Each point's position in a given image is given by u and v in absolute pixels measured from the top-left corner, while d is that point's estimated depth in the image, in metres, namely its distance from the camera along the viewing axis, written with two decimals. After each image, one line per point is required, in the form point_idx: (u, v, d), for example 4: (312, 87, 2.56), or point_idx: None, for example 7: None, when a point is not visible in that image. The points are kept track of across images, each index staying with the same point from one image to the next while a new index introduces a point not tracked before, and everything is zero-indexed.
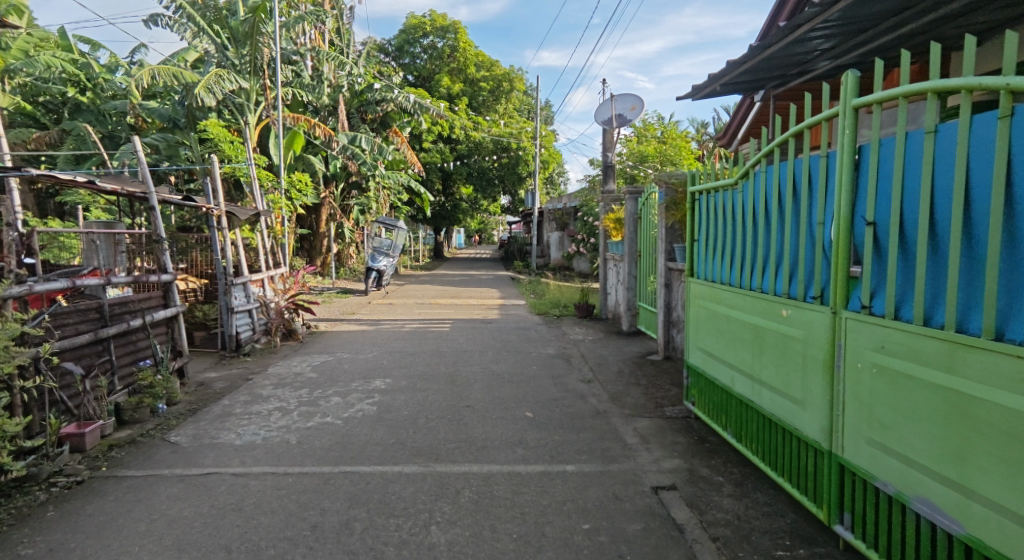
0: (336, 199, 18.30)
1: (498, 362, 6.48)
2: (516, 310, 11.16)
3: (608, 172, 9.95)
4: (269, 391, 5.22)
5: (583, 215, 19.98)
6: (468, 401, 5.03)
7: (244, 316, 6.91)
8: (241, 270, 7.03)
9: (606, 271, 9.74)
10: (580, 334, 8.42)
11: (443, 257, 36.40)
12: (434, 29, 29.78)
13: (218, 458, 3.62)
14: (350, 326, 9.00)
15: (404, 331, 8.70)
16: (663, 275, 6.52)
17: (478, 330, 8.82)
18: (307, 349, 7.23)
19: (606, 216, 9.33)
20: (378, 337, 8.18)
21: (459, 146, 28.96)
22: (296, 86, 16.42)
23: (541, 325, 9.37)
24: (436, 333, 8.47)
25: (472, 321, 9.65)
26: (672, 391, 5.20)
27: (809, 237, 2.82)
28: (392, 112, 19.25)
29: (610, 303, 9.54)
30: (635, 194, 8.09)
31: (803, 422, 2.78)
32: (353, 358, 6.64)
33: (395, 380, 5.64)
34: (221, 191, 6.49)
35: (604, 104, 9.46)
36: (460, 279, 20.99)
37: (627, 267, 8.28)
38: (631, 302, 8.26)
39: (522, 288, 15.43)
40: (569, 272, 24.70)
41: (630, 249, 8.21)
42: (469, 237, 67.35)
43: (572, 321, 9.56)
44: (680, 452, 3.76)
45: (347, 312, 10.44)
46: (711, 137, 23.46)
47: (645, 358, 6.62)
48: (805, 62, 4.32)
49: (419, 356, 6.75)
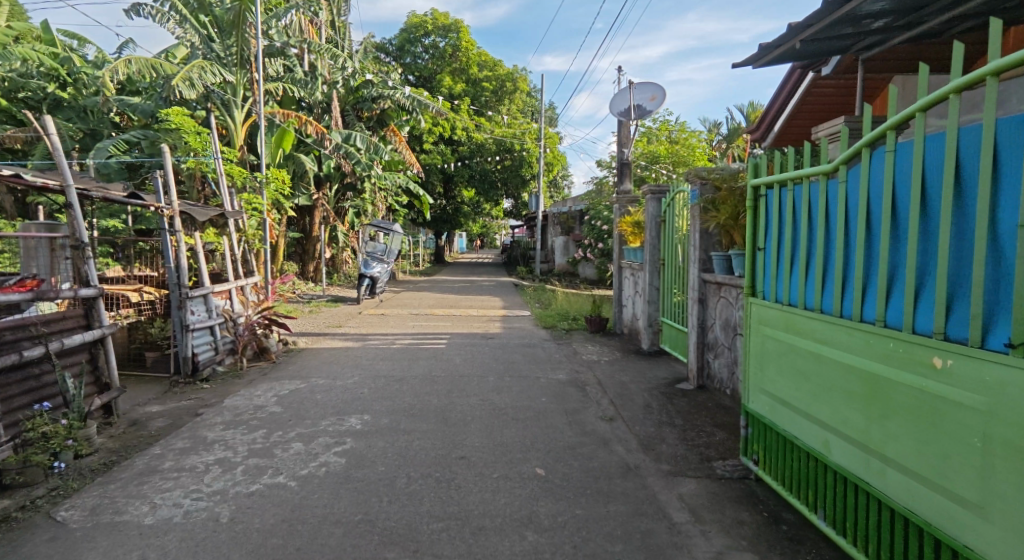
0: (330, 201, 17.34)
1: (500, 391, 5.47)
2: (520, 323, 10.16)
3: (624, 170, 8.95)
4: (216, 433, 4.20)
5: (590, 219, 19.04)
6: (463, 449, 4.01)
7: (204, 334, 5.92)
8: (202, 280, 6.03)
9: (621, 281, 8.74)
10: (593, 354, 7.40)
11: (443, 263, 35.43)
12: (436, 28, 29.00)
13: (109, 551, 2.59)
14: (334, 342, 8.00)
15: (394, 348, 7.70)
16: (696, 287, 5.50)
17: (478, 348, 7.81)
18: (279, 371, 6.23)
19: (621, 219, 8.33)
20: (364, 356, 7.19)
21: (461, 148, 28.03)
22: (287, 81, 15.57)
23: (549, 341, 8.36)
24: (431, 352, 7.47)
25: (471, 336, 8.64)
26: (718, 436, 4.17)
27: (996, 248, 1.80)
28: (390, 110, 18.31)
29: (625, 318, 8.53)
30: (658, 195, 7.10)
31: (982, 536, 1.79)
32: (330, 385, 5.64)
33: (375, 417, 4.63)
34: (174, 187, 5.48)
35: (620, 94, 8.46)
36: (460, 285, 20.00)
37: (648, 278, 7.27)
38: (651, 317, 7.26)
39: (526, 296, 14.44)
40: (575, 278, 23.71)
41: (651, 256, 7.19)
42: (470, 241, 66.49)
43: (583, 337, 8.55)
44: (750, 541, 2.73)
45: (334, 325, 9.46)
46: (723, 138, 22.45)
47: (674, 388, 5.60)
48: (908, 13, 3.28)
49: (407, 383, 5.74)
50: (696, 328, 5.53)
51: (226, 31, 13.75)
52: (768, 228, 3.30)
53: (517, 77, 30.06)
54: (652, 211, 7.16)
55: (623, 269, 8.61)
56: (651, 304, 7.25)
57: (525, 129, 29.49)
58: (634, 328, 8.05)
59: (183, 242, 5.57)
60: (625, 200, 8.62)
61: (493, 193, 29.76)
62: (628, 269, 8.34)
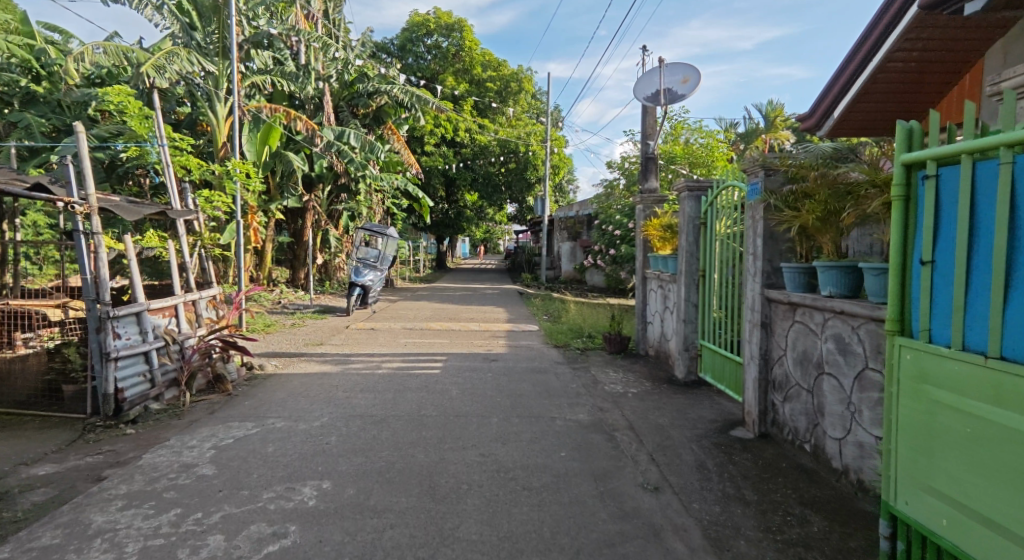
0: (322, 203, 16.23)
1: (507, 442, 4.25)
2: (528, 341, 8.94)
3: (648, 166, 7.78)
4: (108, 516, 2.99)
5: (599, 223, 17.87)
6: (454, 546, 2.79)
7: (135, 363, 4.73)
8: (135, 294, 4.85)
9: (646, 294, 7.57)
10: (617, 384, 6.17)
11: (445, 269, 34.26)
12: (438, 27, 28.00)
13: None
14: (311, 365, 6.83)
15: (380, 374, 6.49)
16: (758, 308, 4.29)
17: (480, 375, 6.58)
18: (233, 406, 5.02)
19: (647, 224, 7.11)
20: (341, 383, 5.98)
21: (464, 150, 26.89)
22: (276, 73, 14.48)
23: (563, 365, 7.13)
24: (424, 379, 6.28)
25: (472, 359, 7.42)
26: (816, 525, 2.95)
27: None
28: (387, 106, 17.18)
29: (652, 339, 7.30)
30: (696, 192, 5.94)
31: None
32: (290, 430, 4.43)
33: (338, 485, 3.43)
34: (91, 176, 4.31)
35: (648, 76, 7.28)
36: (461, 293, 18.83)
37: (683, 292, 6.07)
38: (687, 339, 6.05)
39: (532, 307, 13.25)
40: (582, 286, 22.53)
41: (687, 265, 6.00)
42: (474, 247, 65.48)
43: (602, 360, 7.34)
44: None
45: (314, 342, 8.25)
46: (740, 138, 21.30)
47: (729, 436, 4.38)
48: None
49: (388, 427, 4.53)
50: (758, 361, 4.31)
51: (207, 17, 12.69)
52: (939, 234, 2.06)
53: (522, 78, 29.00)
54: (689, 211, 5.97)
55: (650, 281, 7.41)
56: (687, 323, 6.03)
57: (530, 131, 28.38)
58: (665, 351, 6.83)
59: (103, 247, 4.38)
60: (651, 200, 7.46)
61: (496, 198, 28.60)
62: (656, 282, 7.14)
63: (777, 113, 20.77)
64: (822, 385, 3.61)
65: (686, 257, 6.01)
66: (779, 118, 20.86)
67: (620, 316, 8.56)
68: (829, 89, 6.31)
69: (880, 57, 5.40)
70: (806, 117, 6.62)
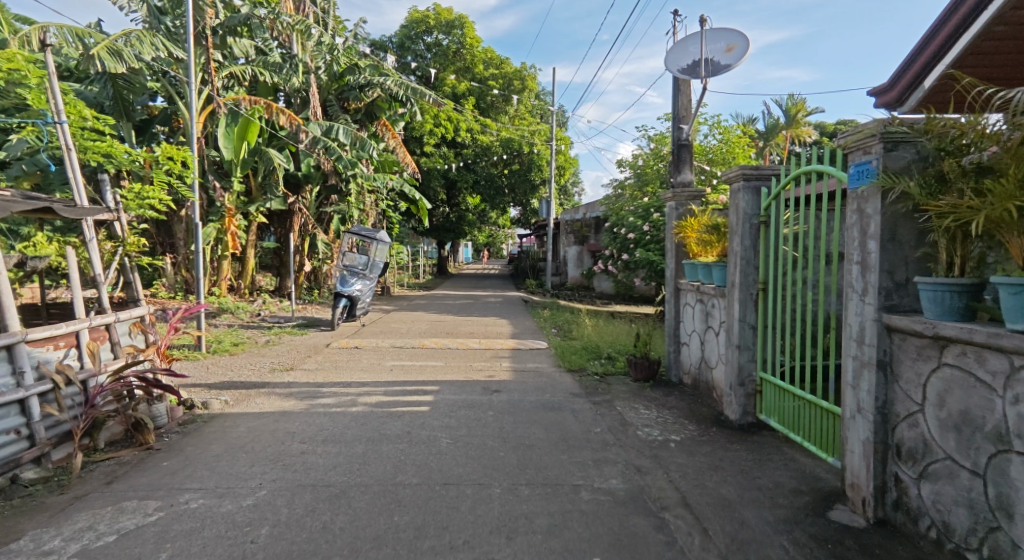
0: (309, 205, 14.99)
1: (514, 537, 2.95)
2: (536, 363, 7.61)
3: (680, 155, 6.51)
4: None
5: (610, 224, 16.59)
6: None
7: (3, 415, 3.43)
8: (4, 321, 3.56)
9: (681, 309, 6.33)
10: (653, 427, 4.85)
11: (447, 274, 33.05)
12: (438, 24, 26.87)
13: None
14: (272, 399, 5.55)
15: (353, 413, 5.18)
16: (872, 341, 2.98)
17: (478, 413, 5.28)
18: (145, 470, 3.74)
19: (682, 226, 5.86)
20: (299, 428, 4.68)
21: (465, 150, 25.69)
22: (258, 64, 13.32)
23: (581, 398, 5.81)
24: (406, 421, 4.98)
25: (469, 390, 6.12)
26: None
27: None
28: (381, 100, 15.90)
29: (693, 365, 6.02)
30: (751, 182, 4.67)
31: None
32: (205, 513, 3.13)
33: None
34: None
35: (682, 45, 6.05)
36: (462, 302, 17.54)
37: (736, 310, 4.77)
38: (743, 372, 4.73)
39: (540, 319, 11.94)
40: (590, 293, 21.25)
41: (742, 277, 4.71)
42: (477, 251, 64.38)
43: (628, 391, 6.03)
44: None
45: (282, 366, 6.95)
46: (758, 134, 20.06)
47: (833, 524, 3.05)
48: None
49: (347, 509, 3.23)
50: (873, 416, 2.99)
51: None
52: None
53: (525, 76, 27.80)
54: (743, 206, 4.70)
55: (688, 294, 6.14)
56: (742, 350, 4.73)
57: (534, 130, 27.18)
58: (710, 382, 5.53)
59: None
60: (686, 196, 6.27)
61: (499, 201, 27.32)
62: (696, 295, 5.88)
63: (797, 107, 19.35)
64: (1008, 469, 2.30)
65: (740, 264, 4.73)
66: (800, 112, 19.47)
67: (647, 334, 7.23)
68: (915, 55, 5.28)
69: (993, 15, 4.38)
70: (883, 91, 5.55)
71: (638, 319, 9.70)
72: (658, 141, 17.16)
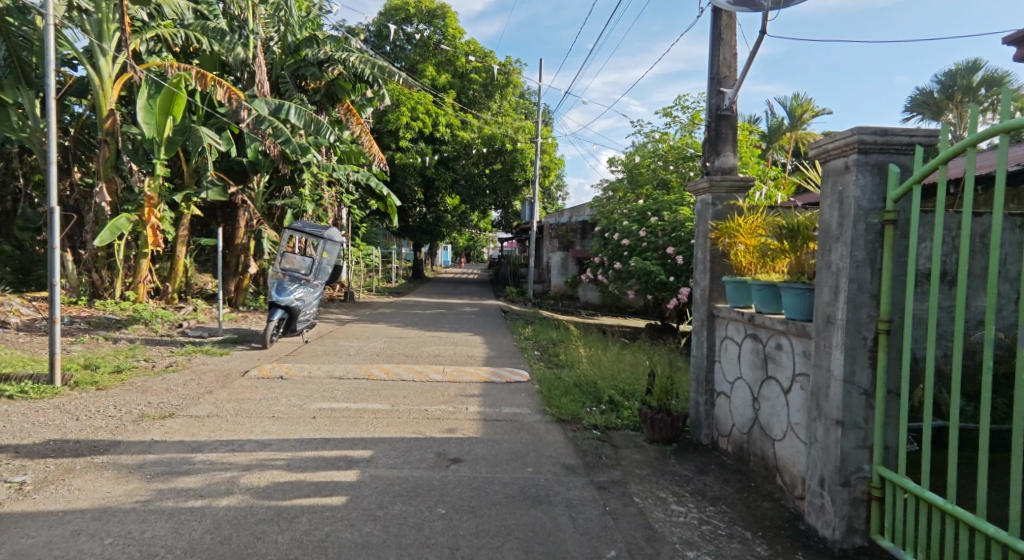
0: (257, 197, 12.98)
1: None
2: (514, 408, 5.73)
3: (719, 131, 4.66)
4: None
5: (599, 228, 14.87)
6: None
7: None
8: None
9: (720, 343, 4.53)
10: (701, 551, 3.00)
11: (422, 279, 31.06)
12: (419, 13, 25.05)
13: None
14: (104, 479, 3.58)
15: (218, 511, 3.23)
16: None
17: (422, 510, 3.39)
18: None
19: (724, 228, 4.25)
20: (105, 555, 2.72)
21: (444, 147, 23.84)
22: (195, 28, 11.27)
23: (579, 478, 3.93)
24: (300, 533, 3.04)
25: (417, 459, 4.20)
26: None
27: None
28: (343, 80, 13.82)
29: (736, 426, 4.22)
30: (869, 155, 2.82)
31: None
32: None
33: None
34: None
35: None
36: (433, 311, 15.60)
37: (836, 362, 2.92)
38: (848, 463, 2.89)
39: (520, 339, 10.06)
40: (575, 304, 19.52)
41: (847, 309, 2.86)
42: (456, 255, 62.49)
43: (647, 466, 4.18)
44: None
45: (158, 411, 4.97)
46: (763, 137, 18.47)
47: None
48: None
49: None
50: None
51: None
52: None
53: (510, 70, 26.04)
54: (855, 193, 2.84)
55: (730, 323, 4.34)
56: (847, 429, 2.88)
57: (519, 128, 25.40)
58: (772, 458, 3.72)
59: None
60: (727, 186, 4.54)
61: (480, 202, 25.46)
62: (744, 326, 4.10)
63: (803, 108, 18.01)
64: None
65: (844, 286, 2.89)
66: (806, 113, 18.10)
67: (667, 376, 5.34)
68: None
69: None
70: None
71: (644, 346, 7.84)
72: (656, 138, 15.44)
